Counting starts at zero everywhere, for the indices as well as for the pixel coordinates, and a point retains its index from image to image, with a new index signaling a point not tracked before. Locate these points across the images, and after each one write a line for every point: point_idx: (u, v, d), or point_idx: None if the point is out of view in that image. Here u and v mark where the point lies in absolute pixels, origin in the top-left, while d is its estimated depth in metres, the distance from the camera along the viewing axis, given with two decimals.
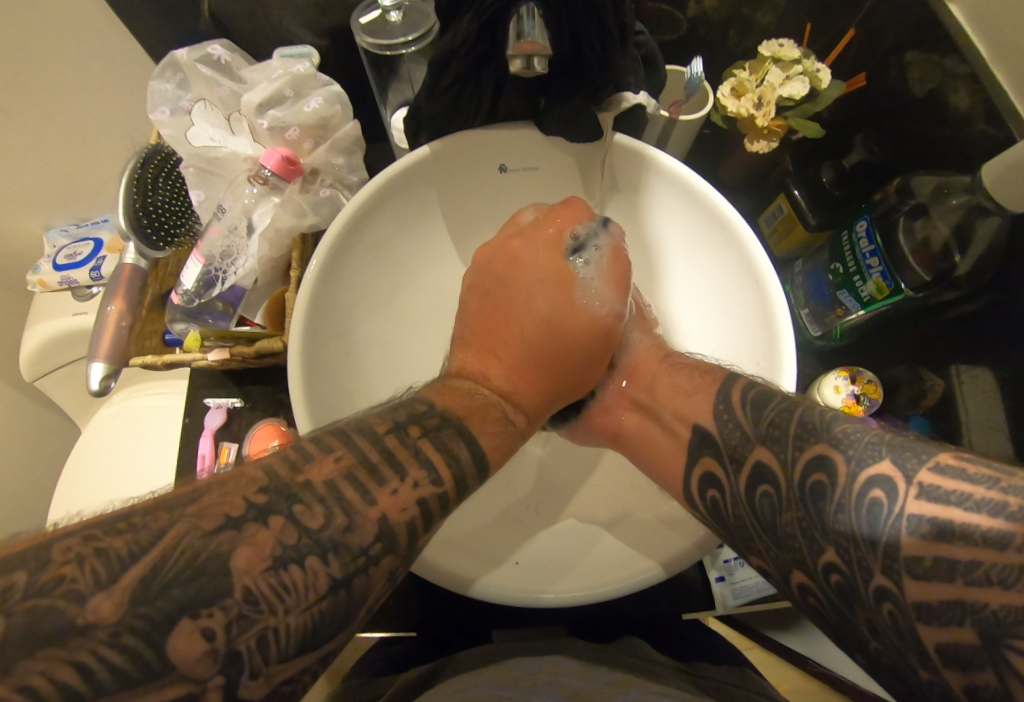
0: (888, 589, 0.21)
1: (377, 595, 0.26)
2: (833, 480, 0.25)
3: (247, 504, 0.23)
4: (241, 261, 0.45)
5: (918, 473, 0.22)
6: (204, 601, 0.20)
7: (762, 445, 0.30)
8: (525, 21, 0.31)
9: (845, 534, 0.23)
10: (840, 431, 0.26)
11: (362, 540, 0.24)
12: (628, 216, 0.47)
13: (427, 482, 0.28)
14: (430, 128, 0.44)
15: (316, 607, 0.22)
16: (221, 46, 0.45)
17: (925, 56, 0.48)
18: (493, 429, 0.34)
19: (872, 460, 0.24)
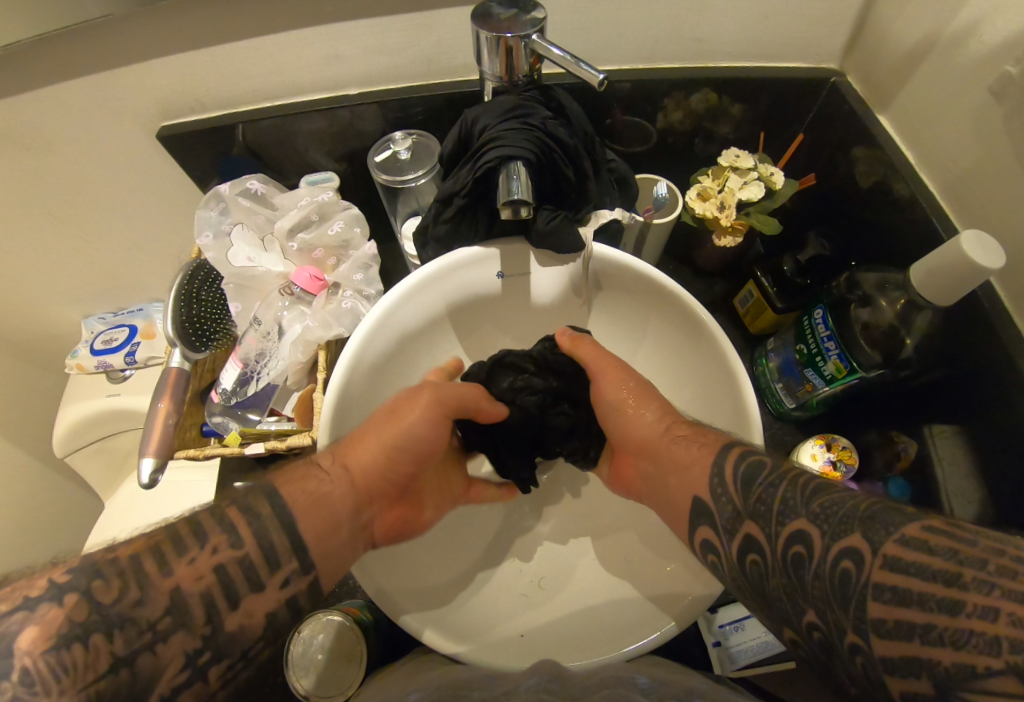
0: (860, 645, 0.27)
1: (173, 676, 0.30)
2: (813, 551, 0.29)
3: (52, 587, 0.29)
4: (274, 362, 0.52)
5: (884, 545, 0.27)
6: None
7: (750, 518, 0.34)
8: (513, 179, 0.39)
9: (823, 595, 0.28)
10: (816, 506, 0.30)
11: (153, 612, 0.30)
12: (611, 311, 0.53)
13: (228, 552, 0.33)
14: (435, 245, 0.51)
15: (93, 684, 0.27)
16: (258, 181, 0.54)
17: (868, 155, 0.55)
18: (303, 487, 0.38)
19: (844, 532, 0.28)
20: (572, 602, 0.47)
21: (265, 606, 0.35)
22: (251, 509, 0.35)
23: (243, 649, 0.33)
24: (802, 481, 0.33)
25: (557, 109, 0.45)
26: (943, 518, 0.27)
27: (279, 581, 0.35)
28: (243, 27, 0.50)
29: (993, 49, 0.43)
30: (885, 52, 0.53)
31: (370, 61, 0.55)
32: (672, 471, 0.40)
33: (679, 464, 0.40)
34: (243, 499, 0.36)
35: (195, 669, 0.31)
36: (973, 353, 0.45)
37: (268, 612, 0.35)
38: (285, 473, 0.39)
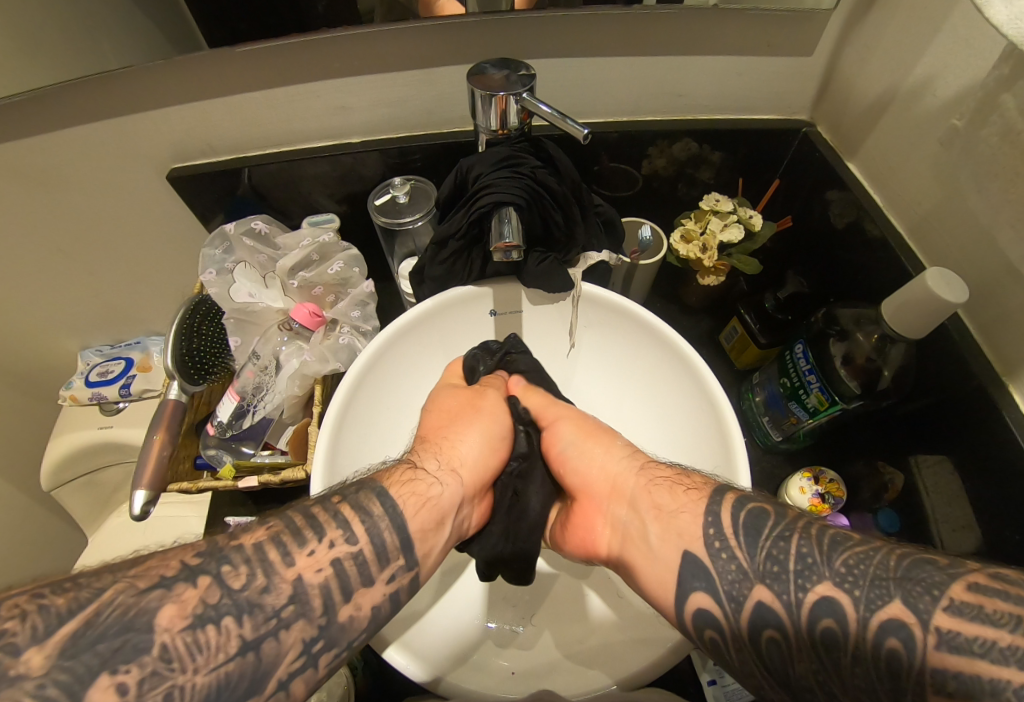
0: None
1: (291, 664, 0.30)
2: (845, 628, 0.28)
3: (185, 568, 0.30)
4: (271, 396, 0.53)
5: (933, 617, 0.26)
6: (126, 657, 0.26)
7: (761, 581, 0.32)
8: (505, 224, 0.42)
9: (866, 685, 0.27)
10: (840, 565, 0.30)
11: (279, 602, 0.30)
12: (599, 347, 0.55)
13: (343, 547, 0.34)
14: (430, 284, 0.53)
15: (226, 666, 0.28)
16: (262, 221, 0.56)
17: (840, 199, 0.59)
18: (411, 489, 0.40)
19: (883, 601, 0.28)
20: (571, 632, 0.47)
21: (374, 601, 0.34)
22: (364, 505, 0.36)
23: (352, 641, 0.33)
24: (819, 533, 0.32)
25: (547, 159, 0.48)
26: (991, 574, 0.26)
27: (386, 575, 0.35)
28: (253, 80, 0.54)
29: (944, 105, 0.47)
30: (850, 107, 0.57)
31: (372, 112, 0.58)
32: (657, 519, 0.39)
33: (665, 511, 0.39)
34: (355, 498, 0.37)
35: (311, 657, 0.31)
36: (948, 385, 0.47)
37: (378, 605, 0.34)
38: (389, 475, 0.40)
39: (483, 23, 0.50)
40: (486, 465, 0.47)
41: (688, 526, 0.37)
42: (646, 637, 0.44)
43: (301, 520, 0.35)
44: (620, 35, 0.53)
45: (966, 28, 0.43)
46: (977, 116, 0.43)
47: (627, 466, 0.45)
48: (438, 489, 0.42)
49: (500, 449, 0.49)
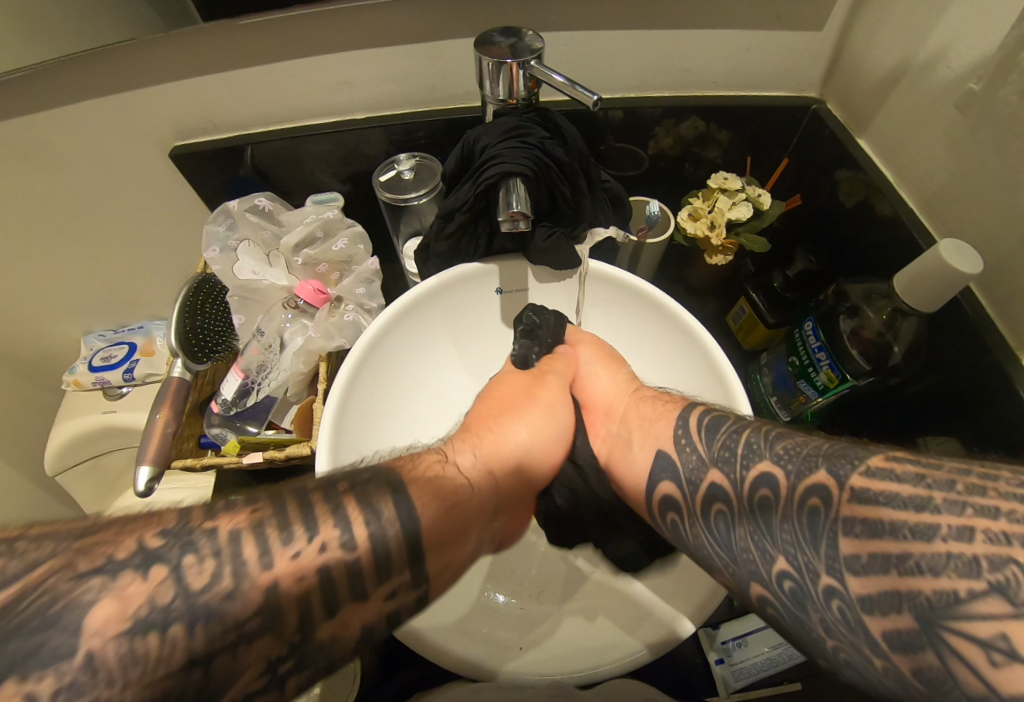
0: (835, 585, 0.25)
1: (252, 681, 0.25)
2: (779, 494, 0.30)
3: (137, 552, 0.24)
4: (275, 373, 0.53)
5: (850, 478, 0.27)
6: (41, 661, 0.20)
7: (716, 465, 0.35)
8: (512, 194, 0.41)
9: (791, 540, 0.28)
10: (781, 448, 0.32)
11: (242, 612, 0.25)
12: (607, 326, 0.55)
13: (338, 551, 0.28)
14: (436, 260, 0.52)
15: (163, 686, 0.22)
16: (266, 198, 0.56)
17: (850, 176, 0.58)
18: (437, 485, 0.35)
19: (811, 471, 0.29)
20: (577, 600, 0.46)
21: (364, 618, 0.29)
22: (371, 502, 0.30)
23: (331, 662, 0.28)
24: (769, 431, 0.34)
25: (554, 130, 0.47)
26: (914, 453, 0.27)
27: (400, 580, 0.30)
28: (255, 53, 0.53)
29: (960, 73, 0.46)
30: (862, 80, 0.56)
31: (377, 88, 0.57)
32: (639, 428, 0.43)
33: (646, 421, 0.43)
34: (364, 491, 0.31)
35: (275, 680, 0.26)
36: (961, 359, 0.47)
37: (360, 627, 0.29)
38: (417, 460, 0.37)
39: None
40: (529, 463, 0.44)
41: (659, 434, 0.41)
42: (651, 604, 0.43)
43: (291, 511, 0.28)
44: (628, 6, 0.52)
45: None
46: (996, 77, 0.42)
47: (621, 384, 0.49)
48: (463, 488, 0.37)
49: (551, 441, 0.46)
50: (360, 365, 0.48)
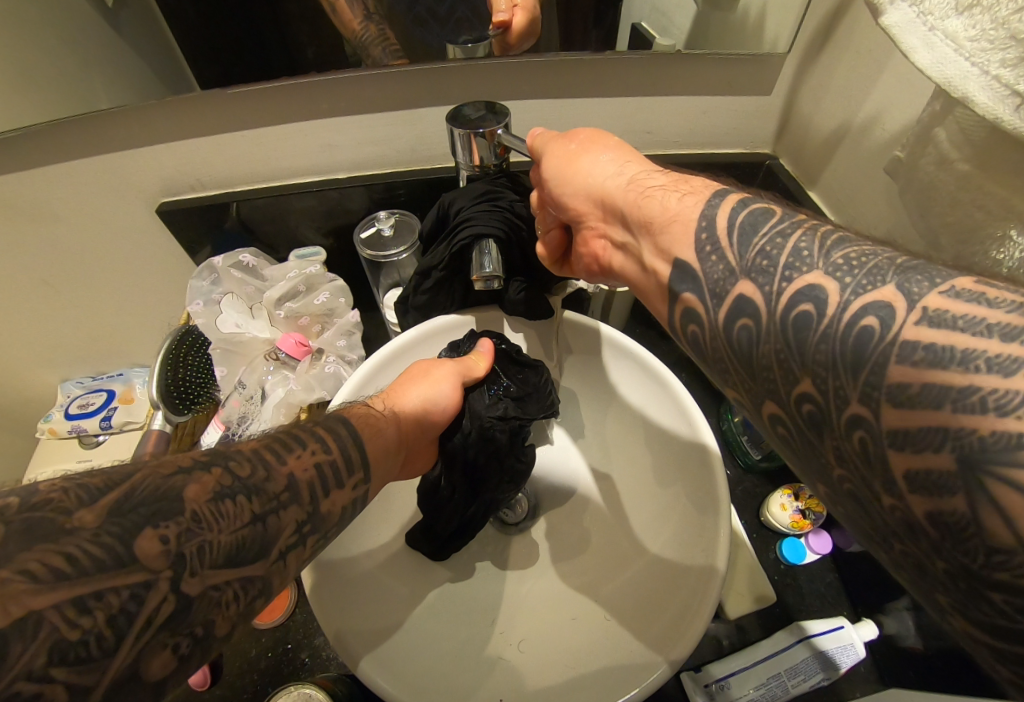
0: (864, 416, 0.24)
1: (288, 539, 0.32)
2: (824, 309, 0.26)
3: (196, 460, 0.31)
4: (255, 426, 0.53)
5: (923, 298, 0.24)
6: (164, 515, 0.27)
7: (747, 276, 0.30)
8: (485, 256, 0.43)
9: (827, 362, 0.26)
10: (838, 257, 0.27)
11: (277, 488, 0.32)
12: (581, 370, 0.57)
13: (321, 453, 0.36)
14: (415, 312, 0.54)
15: (243, 530, 0.29)
16: (250, 254, 0.58)
17: None
18: (360, 417, 0.41)
19: (868, 289, 0.25)
20: (567, 635, 0.48)
21: (344, 502, 0.36)
22: (335, 426, 0.38)
23: (328, 532, 0.35)
24: (828, 234, 0.29)
25: (524, 192, 0.50)
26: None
27: (354, 483, 0.37)
28: (243, 118, 0.56)
29: (894, 137, 0.50)
30: (810, 142, 0.61)
31: (360, 150, 0.61)
32: (648, 195, 0.36)
33: (655, 192, 0.36)
34: (326, 421, 0.39)
35: (302, 536, 0.33)
36: None
37: (346, 508, 0.36)
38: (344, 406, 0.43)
39: (463, 68, 0.54)
40: (424, 422, 0.46)
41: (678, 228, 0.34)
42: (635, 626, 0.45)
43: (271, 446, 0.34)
44: (592, 77, 0.57)
45: (909, 68, 0.47)
46: (916, 151, 0.44)
47: (624, 179, 0.38)
48: (385, 424, 0.42)
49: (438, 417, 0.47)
50: (379, 366, 0.51)
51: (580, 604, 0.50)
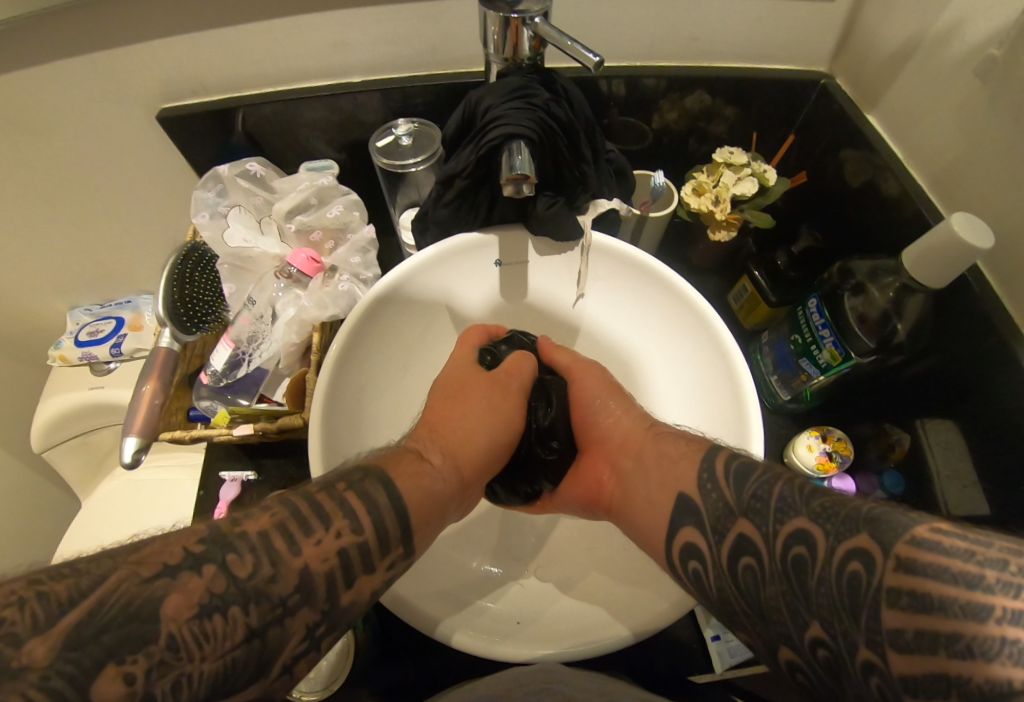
0: (851, 547, 0.24)
1: (296, 649, 0.28)
2: (826, 529, 0.25)
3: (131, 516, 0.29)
4: (266, 344, 0.51)
5: (895, 546, 0.22)
6: (128, 645, 0.23)
7: (813, 519, 0.26)
8: (516, 156, 0.39)
9: (829, 606, 0.24)
10: (865, 511, 0.25)
11: (283, 591, 0.28)
12: (608, 300, 0.52)
13: (350, 535, 0.31)
14: (434, 230, 0.51)
15: (233, 654, 0.25)
16: (257, 163, 0.54)
17: (856, 155, 0.57)
18: (416, 481, 0.36)
19: (853, 535, 0.24)
20: (586, 571, 0.47)
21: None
22: (370, 494, 0.33)
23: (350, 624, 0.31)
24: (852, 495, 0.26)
25: (559, 93, 0.45)
26: None
27: (389, 565, 0.33)
28: (248, 10, 0.50)
29: (976, 46, 0.45)
30: (873, 54, 0.55)
31: (376, 49, 0.55)
32: (658, 471, 0.38)
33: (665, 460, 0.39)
34: (360, 485, 0.33)
35: None
36: (966, 340, 0.46)
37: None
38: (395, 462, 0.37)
39: None
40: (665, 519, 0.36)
41: (686, 469, 0.36)
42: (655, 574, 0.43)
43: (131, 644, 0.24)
44: None
45: None
46: None
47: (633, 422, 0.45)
48: (440, 485, 0.38)
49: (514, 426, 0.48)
50: (398, 286, 0.48)
51: (602, 543, 0.49)
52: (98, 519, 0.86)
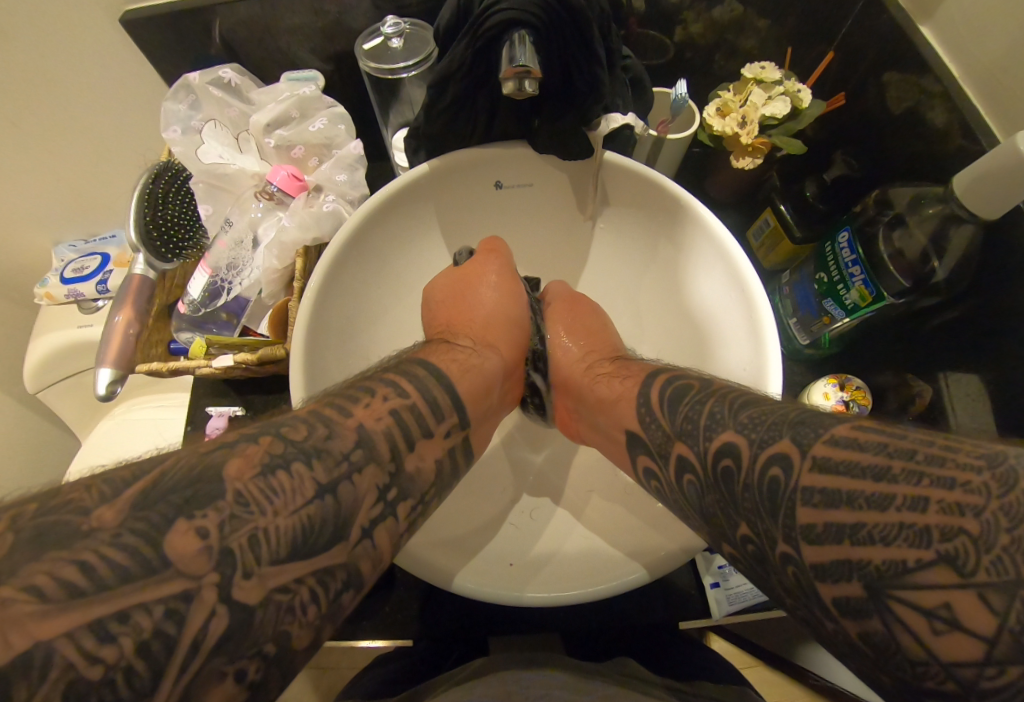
0: (787, 452, 0.27)
1: (371, 509, 0.30)
2: (741, 461, 0.29)
3: None
4: (248, 272, 0.48)
5: (811, 446, 0.26)
6: (200, 503, 0.24)
7: (735, 431, 0.30)
8: (517, 47, 0.34)
9: (754, 508, 0.27)
10: (744, 418, 0.30)
11: (345, 446, 0.30)
12: (616, 226, 0.49)
13: (398, 399, 0.34)
14: (427, 146, 0.46)
15: (306, 508, 0.26)
16: (231, 71, 0.48)
17: (900, 78, 0.51)
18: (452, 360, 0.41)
19: (773, 440, 0.28)
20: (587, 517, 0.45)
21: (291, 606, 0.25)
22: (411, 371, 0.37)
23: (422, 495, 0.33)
24: (735, 399, 0.33)
25: None
26: None
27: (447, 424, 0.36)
28: None
29: None
30: None
31: None
32: (598, 409, 0.42)
33: (605, 400, 0.42)
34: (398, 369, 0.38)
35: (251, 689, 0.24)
36: (1013, 280, 0.42)
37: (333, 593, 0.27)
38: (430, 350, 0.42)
39: None
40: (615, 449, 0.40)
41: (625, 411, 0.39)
42: (659, 521, 0.41)
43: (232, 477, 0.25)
44: None
45: None
46: None
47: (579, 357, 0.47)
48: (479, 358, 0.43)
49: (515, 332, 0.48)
50: (387, 205, 0.44)
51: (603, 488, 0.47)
52: (94, 459, 0.86)
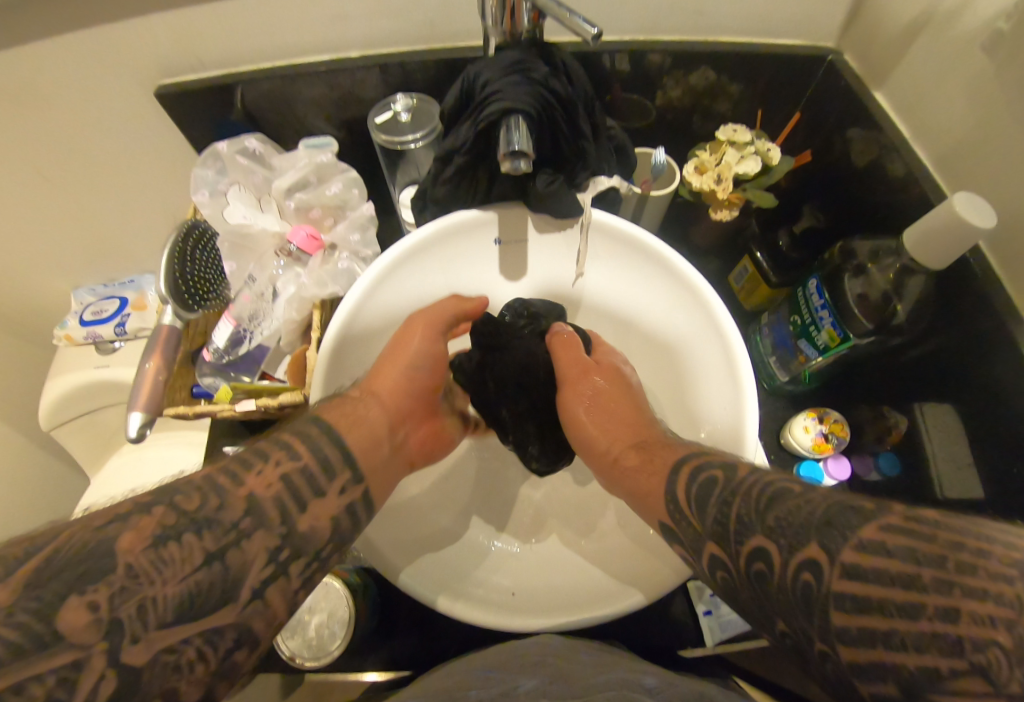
0: (760, 548, 0.28)
1: (261, 572, 0.31)
2: (728, 553, 0.30)
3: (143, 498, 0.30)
4: (267, 323, 0.52)
5: (781, 544, 0.27)
6: (95, 576, 0.26)
7: (710, 537, 0.32)
8: (513, 132, 0.39)
9: (755, 598, 0.29)
10: (714, 517, 0.32)
11: (234, 516, 0.31)
12: (607, 277, 0.53)
13: (290, 462, 0.35)
14: (433, 207, 0.52)
15: (192, 577, 0.28)
16: (256, 140, 0.53)
17: (862, 136, 0.56)
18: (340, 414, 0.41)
19: (748, 537, 0.29)
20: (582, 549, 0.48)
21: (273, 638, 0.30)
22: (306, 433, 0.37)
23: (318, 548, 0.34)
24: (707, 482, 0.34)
25: (559, 67, 0.45)
26: None
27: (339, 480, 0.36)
28: None
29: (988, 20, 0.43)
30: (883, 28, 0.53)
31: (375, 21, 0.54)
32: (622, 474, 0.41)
33: (628, 468, 0.41)
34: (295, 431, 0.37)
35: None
36: (965, 326, 0.46)
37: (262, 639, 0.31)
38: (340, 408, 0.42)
39: None
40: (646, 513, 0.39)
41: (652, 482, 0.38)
42: (648, 554, 0.44)
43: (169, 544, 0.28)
44: None
45: None
46: None
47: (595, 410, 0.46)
48: (366, 410, 0.42)
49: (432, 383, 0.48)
50: (399, 263, 0.48)
51: (597, 521, 0.50)
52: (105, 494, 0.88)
